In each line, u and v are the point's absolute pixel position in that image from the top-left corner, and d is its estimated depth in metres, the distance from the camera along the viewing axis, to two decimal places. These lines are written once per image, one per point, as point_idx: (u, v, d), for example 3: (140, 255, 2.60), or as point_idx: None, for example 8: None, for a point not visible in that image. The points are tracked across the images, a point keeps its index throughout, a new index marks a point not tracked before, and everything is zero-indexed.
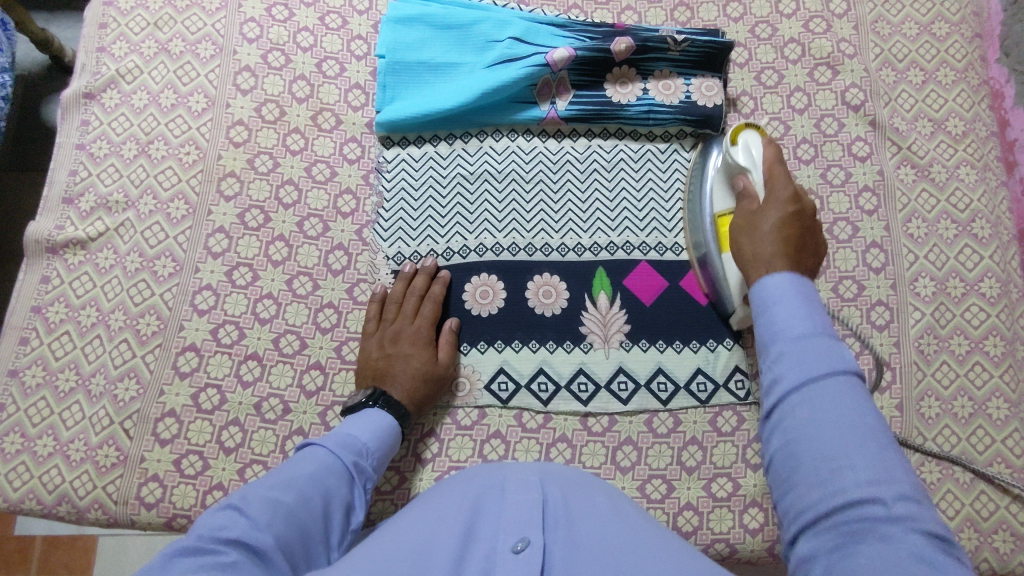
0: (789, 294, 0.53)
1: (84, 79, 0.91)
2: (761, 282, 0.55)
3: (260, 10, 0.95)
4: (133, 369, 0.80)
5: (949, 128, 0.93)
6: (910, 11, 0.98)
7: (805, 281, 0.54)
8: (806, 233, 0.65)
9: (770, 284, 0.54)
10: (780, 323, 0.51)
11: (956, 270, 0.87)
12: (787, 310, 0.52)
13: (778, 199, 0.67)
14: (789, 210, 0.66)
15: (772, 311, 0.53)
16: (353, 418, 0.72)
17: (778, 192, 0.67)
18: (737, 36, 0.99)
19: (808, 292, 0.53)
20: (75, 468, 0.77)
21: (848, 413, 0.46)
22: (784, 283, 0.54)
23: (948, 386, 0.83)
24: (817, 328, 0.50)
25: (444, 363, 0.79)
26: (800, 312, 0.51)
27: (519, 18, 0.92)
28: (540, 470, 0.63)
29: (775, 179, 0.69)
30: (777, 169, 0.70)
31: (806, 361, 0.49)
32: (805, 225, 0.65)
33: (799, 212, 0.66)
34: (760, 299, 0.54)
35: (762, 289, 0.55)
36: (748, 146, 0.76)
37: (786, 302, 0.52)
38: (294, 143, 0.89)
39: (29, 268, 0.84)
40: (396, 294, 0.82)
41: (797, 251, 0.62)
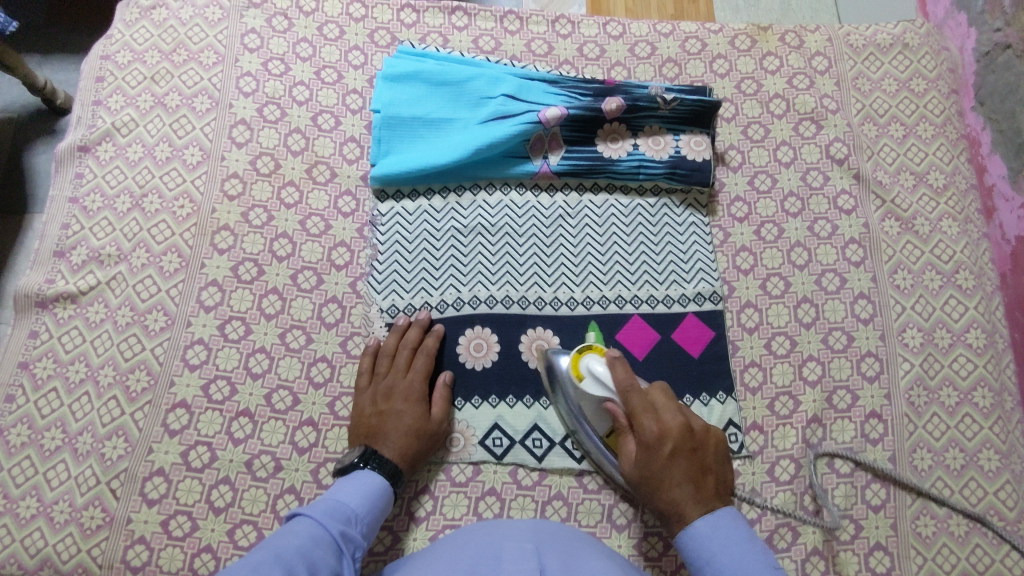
0: (724, 539, 0.65)
1: (79, 132, 0.91)
2: (683, 537, 0.67)
3: (257, 65, 0.96)
4: (122, 427, 0.79)
5: (930, 181, 0.95)
6: (889, 68, 1.02)
7: (722, 514, 0.67)
8: (696, 448, 0.70)
9: (701, 529, 0.66)
10: (726, 572, 0.63)
11: (942, 321, 0.88)
12: (724, 554, 0.64)
13: (653, 442, 0.69)
14: (672, 446, 0.69)
15: (710, 560, 0.65)
16: (344, 482, 0.71)
17: (650, 435, 0.69)
18: (723, 91, 1.01)
19: (737, 530, 0.66)
20: (58, 531, 0.74)
21: None
22: (709, 529, 0.66)
23: (939, 437, 0.83)
24: (760, 574, 0.62)
25: (436, 420, 0.79)
26: (739, 550, 0.64)
27: (512, 75, 0.94)
28: (537, 544, 0.60)
29: (638, 415, 0.70)
30: (633, 397, 0.70)
31: None
32: (689, 447, 0.70)
33: (678, 440, 0.70)
34: (696, 551, 0.66)
35: (692, 535, 0.66)
36: (593, 372, 0.73)
37: (717, 553, 0.64)
38: (289, 197, 0.90)
39: (18, 322, 0.83)
40: (387, 349, 0.82)
41: (706, 481, 0.70)
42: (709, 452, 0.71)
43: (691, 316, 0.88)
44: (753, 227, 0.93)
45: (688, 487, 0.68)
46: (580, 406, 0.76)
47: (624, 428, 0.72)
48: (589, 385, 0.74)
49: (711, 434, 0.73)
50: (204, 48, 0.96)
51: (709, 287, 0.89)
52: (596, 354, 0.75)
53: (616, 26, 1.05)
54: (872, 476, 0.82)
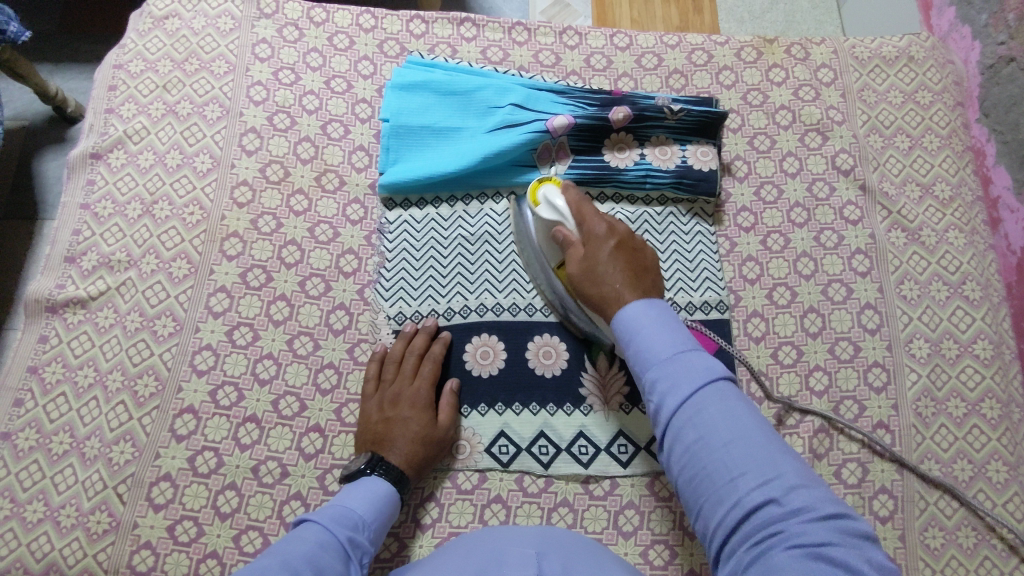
0: (654, 323, 0.61)
1: (92, 139, 0.92)
2: (623, 317, 0.63)
3: (267, 74, 0.97)
4: (130, 432, 0.79)
5: (936, 193, 0.95)
6: (894, 80, 1.02)
7: (659, 306, 0.63)
8: (636, 254, 0.73)
9: (637, 315, 0.62)
10: (652, 348, 0.59)
11: (949, 332, 0.88)
12: (654, 336, 0.60)
13: (600, 239, 0.74)
14: (614, 242, 0.73)
15: (642, 338, 0.61)
16: (351, 488, 0.71)
17: (598, 233, 0.74)
18: (729, 102, 1.02)
19: (667, 317, 0.62)
20: (64, 536, 0.74)
21: (723, 403, 0.55)
22: (643, 308, 0.63)
23: (947, 448, 0.83)
24: (678, 349, 0.59)
25: (443, 426, 0.79)
26: (665, 331, 0.60)
27: (519, 85, 0.95)
28: (541, 549, 0.60)
29: (588, 219, 0.76)
30: (586, 211, 0.77)
31: (682, 377, 0.57)
32: (630, 249, 0.74)
33: (619, 240, 0.74)
34: (626, 327, 0.62)
35: (627, 317, 0.63)
36: (550, 198, 0.79)
37: (649, 331, 0.61)
38: (298, 205, 0.91)
39: (28, 327, 0.83)
40: (394, 355, 0.82)
41: (641, 274, 0.71)
42: (648, 262, 0.74)
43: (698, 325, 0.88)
44: (759, 237, 0.94)
45: (625, 276, 0.69)
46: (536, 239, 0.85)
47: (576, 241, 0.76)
48: (545, 211, 0.80)
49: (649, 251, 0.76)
50: (215, 57, 0.98)
51: (715, 296, 0.90)
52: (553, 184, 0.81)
53: (622, 37, 1.06)
54: (879, 487, 0.81)
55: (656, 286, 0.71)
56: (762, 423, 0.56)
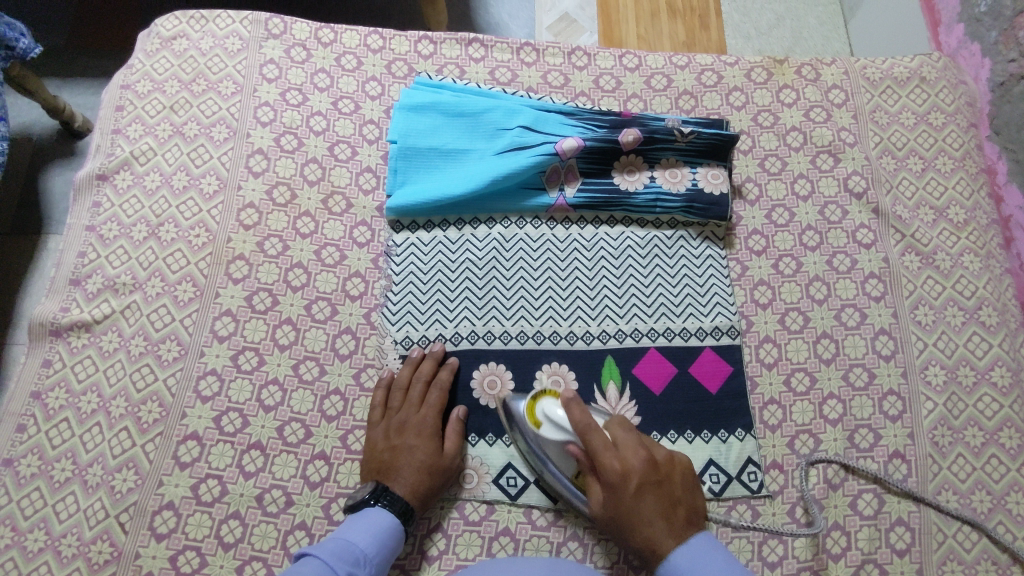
0: (703, 565, 0.66)
1: (98, 160, 0.92)
2: (668, 564, 0.67)
3: (275, 95, 0.97)
4: (132, 459, 0.78)
5: (950, 216, 0.94)
6: (907, 101, 1.01)
7: (702, 540, 0.68)
8: (661, 481, 0.71)
9: (683, 563, 0.66)
10: None
11: (965, 358, 0.86)
12: (712, 575, 0.65)
13: (621, 481, 0.69)
14: (638, 479, 0.69)
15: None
16: (354, 522, 0.70)
17: (612, 476, 0.69)
18: (740, 124, 1.01)
19: (712, 551, 0.67)
20: (66, 566, 0.73)
21: None
22: (692, 558, 0.66)
23: (965, 479, 0.81)
24: None
25: (449, 456, 0.77)
26: (715, 571, 0.65)
27: (528, 107, 0.94)
28: None
29: (603, 456, 0.70)
30: (594, 440, 0.70)
31: None
32: (655, 479, 0.70)
33: (643, 474, 0.70)
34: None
35: (675, 570, 0.66)
36: (550, 418, 0.75)
37: (705, 571, 0.65)
38: (305, 227, 0.90)
39: (31, 351, 0.83)
40: (400, 383, 0.81)
41: (676, 514, 0.70)
42: (673, 483, 0.71)
43: (709, 351, 0.86)
44: (771, 260, 0.92)
45: (661, 522, 0.68)
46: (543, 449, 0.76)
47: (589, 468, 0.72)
48: (545, 429, 0.75)
49: (669, 462, 0.73)
50: (223, 77, 0.97)
51: (726, 321, 0.88)
52: (549, 398, 0.77)
53: (632, 58, 1.05)
54: (896, 519, 0.79)
55: (689, 515, 0.70)
56: None
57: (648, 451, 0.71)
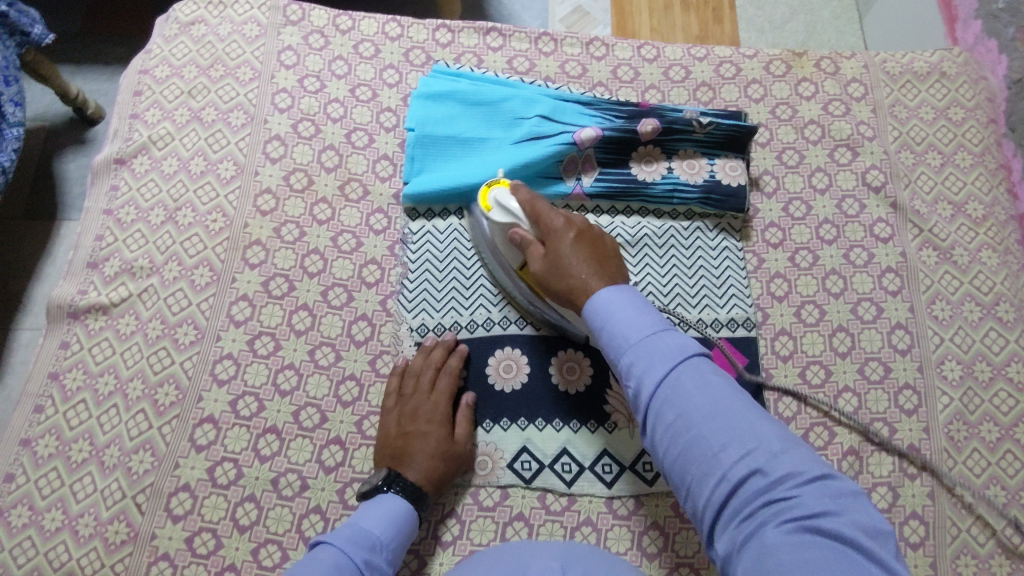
0: (625, 305, 0.61)
1: (116, 145, 0.92)
2: (591, 303, 0.64)
3: (293, 81, 0.97)
4: (149, 441, 0.78)
5: (969, 212, 0.93)
6: (926, 95, 1.01)
7: (627, 289, 0.63)
8: (599, 242, 0.72)
9: (607, 300, 0.62)
10: (626, 330, 0.59)
11: (982, 353, 0.86)
12: (628, 316, 0.60)
13: (559, 233, 0.72)
14: (574, 233, 0.72)
15: (614, 319, 0.61)
16: (370, 507, 0.70)
17: (555, 227, 0.73)
18: (758, 116, 1.00)
19: (637, 300, 0.62)
20: (83, 545, 0.74)
21: (710, 382, 0.55)
22: (610, 296, 0.63)
23: (980, 474, 0.81)
24: (649, 331, 0.58)
25: (461, 442, 0.77)
26: (636, 312, 0.60)
27: (546, 96, 0.94)
28: (564, 557, 0.60)
29: (546, 215, 0.74)
30: (542, 207, 0.75)
31: (658, 357, 0.57)
32: (591, 237, 0.72)
33: (579, 232, 0.72)
34: (598, 317, 0.62)
35: (597, 305, 0.63)
36: (503, 202, 0.78)
37: (622, 311, 0.61)
38: (322, 213, 0.90)
39: (49, 333, 0.83)
40: (413, 369, 0.81)
41: (608, 264, 0.69)
42: (611, 249, 0.72)
43: (723, 343, 0.86)
44: (788, 253, 0.92)
45: (590, 267, 0.68)
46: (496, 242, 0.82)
47: (534, 240, 0.75)
48: (497, 215, 0.78)
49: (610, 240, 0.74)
50: (241, 63, 0.97)
51: (742, 313, 0.88)
52: (504, 185, 0.80)
53: (650, 49, 1.04)
54: (910, 513, 0.79)
55: (622, 272, 0.70)
56: (749, 402, 0.55)
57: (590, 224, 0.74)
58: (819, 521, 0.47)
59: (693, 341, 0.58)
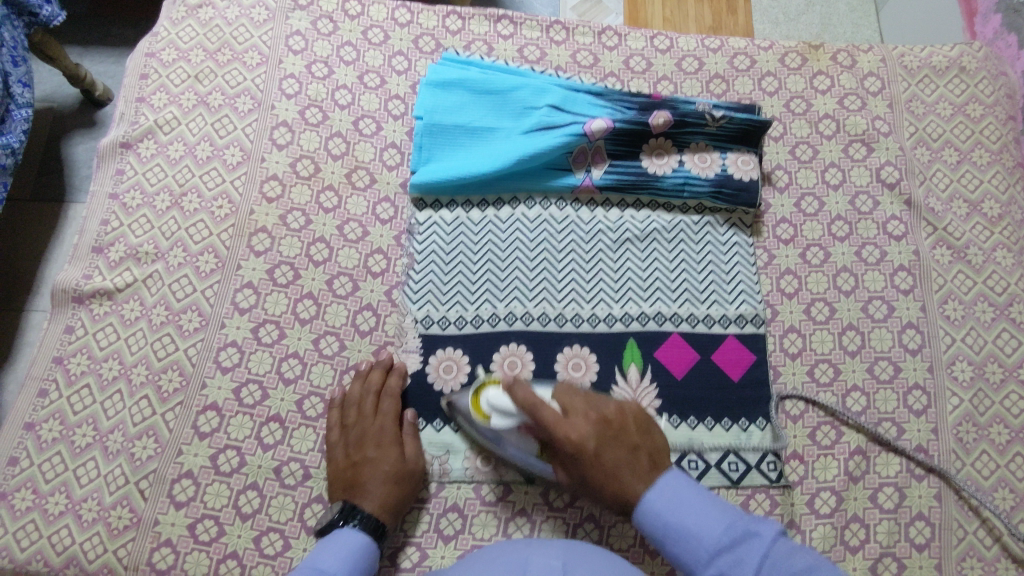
0: (676, 503, 0.61)
1: (122, 128, 0.91)
2: (642, 513, 0.62)
3: (300, 67, 0.96)
4: (153, 427, 0.78)
5: (984, 210, 0.92)
6: (944, 91, 0.99)
7: (668, 478, 0.63)
8: (620, 432, 0.69)
9: (658, 508, 0.62)
10: (691, 532, 0.59)
11: (994, 355, 0.85)
12: (685, 513, 0.60)
13: (580, 449, 0.67)
14: (598, 436, 0.68)
15: (673, 521, 0.60)
16: (322, 547, 0.67)
17: (573, 443, 0.67)
18: (772, 110, 0.99)
19: (683, 489, 0.62)
20: (85, 530, 0.74)
21: (791, 562, 0.56)
22: (662, 498, 0.62)
23: (989, 477, 0.80)
24: (717, 531, 0.58)
25: (412, 462, 0.75)
26: (696, 510, 0.60)
27: (557, 86, 0.92)
28: (565, 556, 0.59)
29: (558, 428, 0.67)
30: (546, 413, 0.68)
31: (735, 555, 0.57)
32: (614, 428, 0.69)
33: (602, 429, 0.68)
34: (656, 527, 0.61)
35: (649, 513, 0.62)
36: (494, 410, 0.71)
37: (675, 510, 0.61)
38: (328, 201, 0.89)
39: (54, 317, 0.83)
40: (350, 398, 0.78)
41: (642, 455, 0.68)
42: (633, 428, 0.70)
43: (731, 339, 0.85)
44: (799, 250, 0.91)
45: (630, 473, 0.66)
46: (499, 442, 0.75)
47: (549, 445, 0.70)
48: (492, 421, 0.72)
49: (630, 410, 0.71)
50: (249, 48, 0.96)
51: (751, 309, 0.87)
52: (490, 386, 0.73)
53: (663, 39, 1.03)
54: (916, 514, 0.78)
55: (657, 456, 0.68)
56: (825, 563, 0.57)
57: (601, 410, 0.70)
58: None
59: (752, 521, 0.59)
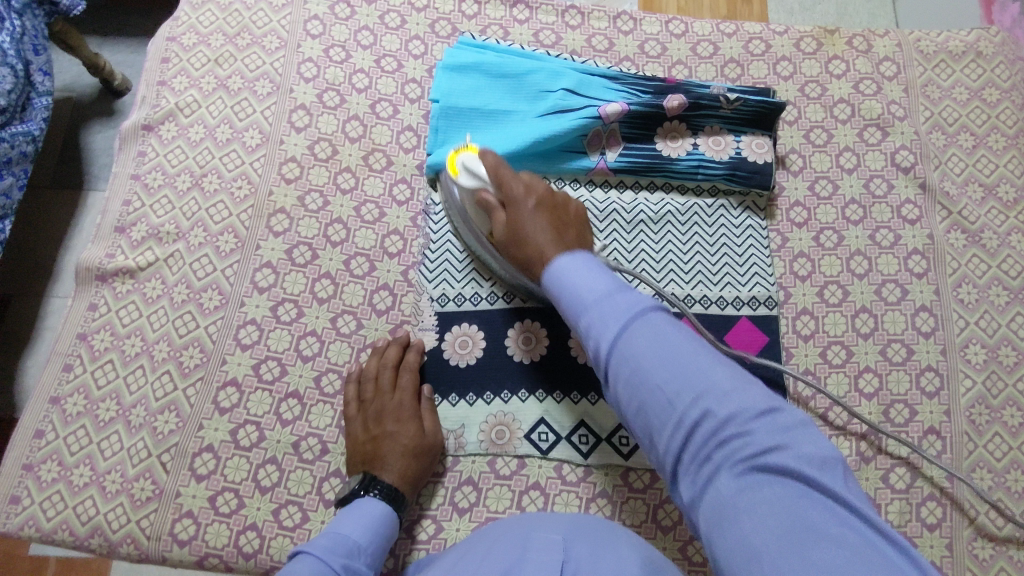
0: (580, 270, 0.61)
1: (144, 111, 0.93)
2: (550, 269, 0.64)
3: (318, 51, 0.97)
4: (174, 402, 0.80)
5: (1000, 195, 0.92)
6: (961, 76, 0.98)
7: (582, 253, 0.64)
8: (558, 208, 0.74)
9: (562, 268, 0.62)
10: (581, 292, 0.59)
11: (1008, 338, 0.85)
12: (582, 278, 0.60)
13: (519, 202, 0.74)
14: (536, 202, 0.74)
15: (569, 285, 0.61)
16: (346, 514, 0.70)
17: (515, 196, 0.75)
18: (786, 94, 0.99)
19: (592, 263, 0.62)
20: (110, 501, 0.76)
21: (665, 332, 0.55)
22: (570, 261, 0.63)
23: (1001, 458, 0.80)
24: (605, 290, 0.58)
25: (430, 436, 0.77)
26: (594, 275, 0.60)
27: (572, 70, 0.93)
28: (565, 527, 0.61)
29: (507, 184, 0.76)
30: (505, 174, 0.76)
31: (613, 315, 0.56)
32: (555, 204, 0.74)
33: (545, 202, 0.74)
34: (556, 283, 0.62)
35: (554, 270, 0.63)
36: (468, 167, 0.79)
37: (575, 274, 0.61)
38: (345, 182, 0.90)
39: (78, 295, 0.85)
40: (368, 373, 0.79)
41: (565, 231, 0.71)
42: (573, 218, 0.74)
43: (744, 320, 0.86)
44: (812, 233, 0.91)
45: (551, 234, 0.70)
46: (465, 207, 0.82)
47: (498, 206, 0.77)
48: (465, 180, 0.79)
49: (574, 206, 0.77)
50: (267, 32, 0.97)
51: (764, 291, 0.87)
52: (470, 150, 0.81)
53: (678, 24, 1.03)
54: (928, 494, 0.79)
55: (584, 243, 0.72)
56: (702, 349, 0.55)
57: (551, 189, 0.76)
58: (771, 466, 0.47)
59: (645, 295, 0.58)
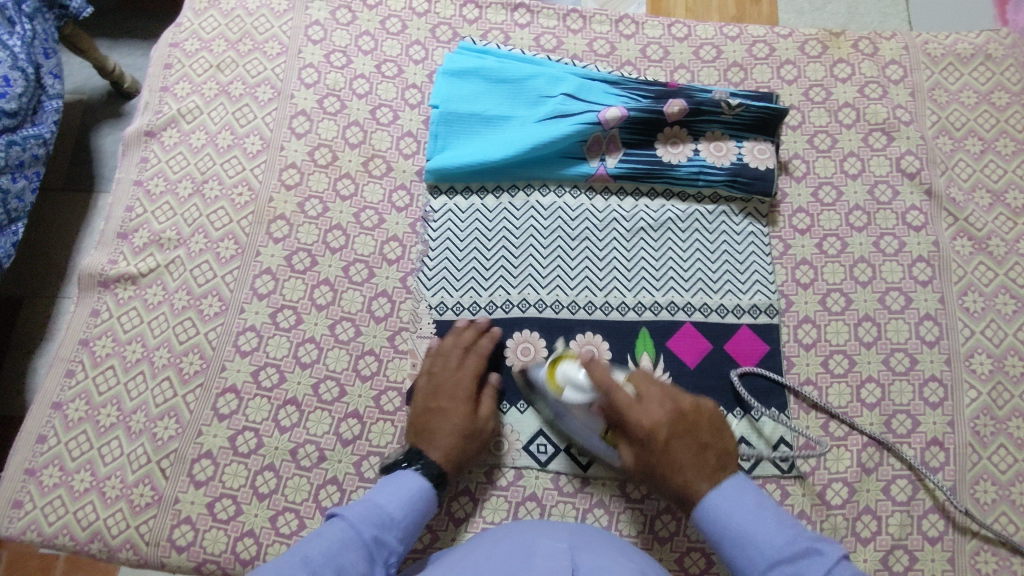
0: (740, 508, 0.64)
1: (146, 117, 0.94)
2: (704, 510, 0.65)
3: (319, 56, 0.97)
4: (174, 408, 0.80)
5: (1008, 200, 0.90)
6: (969, 79, 0.97)
7: (736, 481, 0.66)
8: (694, 429, 0.70)
9: (717, 509, 0.65)
10: (750, 538, 0.62)
11: (1014, 348, 0.84)
12: (744, 518, 0.63)
13: (654, 436, 0.70)
14: (672, 419, 0.70)
15: (732, 523, 0.64)
16: (385, 483, 0.69)
17: (643, 434, 0.70)
18: (790, 98, 0.98)
19: (747, 495, 0.65)
20: (109, 506, 0.77)
21: None
22: (725, 496, 0.65)
23: (1005, 471, 0.79)
24: (781, 542, 0.61)
25: (483, 421, 0.76)
26: (759, 515, 0.63)
27: (572, 75, 0.93)
28: (571, 538, 0.60)
29: (632, 410, 0.70)
30: (620, 394, 0.70)
31: (796, 565, 0.60)
32: (690, 425, 0.70)
33: (679, 419, 0.70)
34: (714, 524, 0.65)
35: (710, 512, 0.65)
36: (571, 379, 0.73)
37: (738, 517, 0.64)
38: (345, 189, 0.90)
39: (81, 301, 0.86)
40: (439, 350, 0.80)
41: (710, 451, 0.69)
42: (712, 437, 0.70)
43: (745, 329, 0.85)
44: (815, 240, 0.90)
45: (695, 470, 0.68)
46: (567, 417, 0.76)
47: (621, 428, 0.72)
48: (567, 394, 0.73)
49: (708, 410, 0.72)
50: (269, 38, 0.98)
51: (765, 299, 0.86)
52: (569, 360, 0.75)
53: (681, 27, 1.02)
54: (930, 507, 0.78)
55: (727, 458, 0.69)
56: None
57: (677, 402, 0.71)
58: None
59: (815, 538, 0.61)
